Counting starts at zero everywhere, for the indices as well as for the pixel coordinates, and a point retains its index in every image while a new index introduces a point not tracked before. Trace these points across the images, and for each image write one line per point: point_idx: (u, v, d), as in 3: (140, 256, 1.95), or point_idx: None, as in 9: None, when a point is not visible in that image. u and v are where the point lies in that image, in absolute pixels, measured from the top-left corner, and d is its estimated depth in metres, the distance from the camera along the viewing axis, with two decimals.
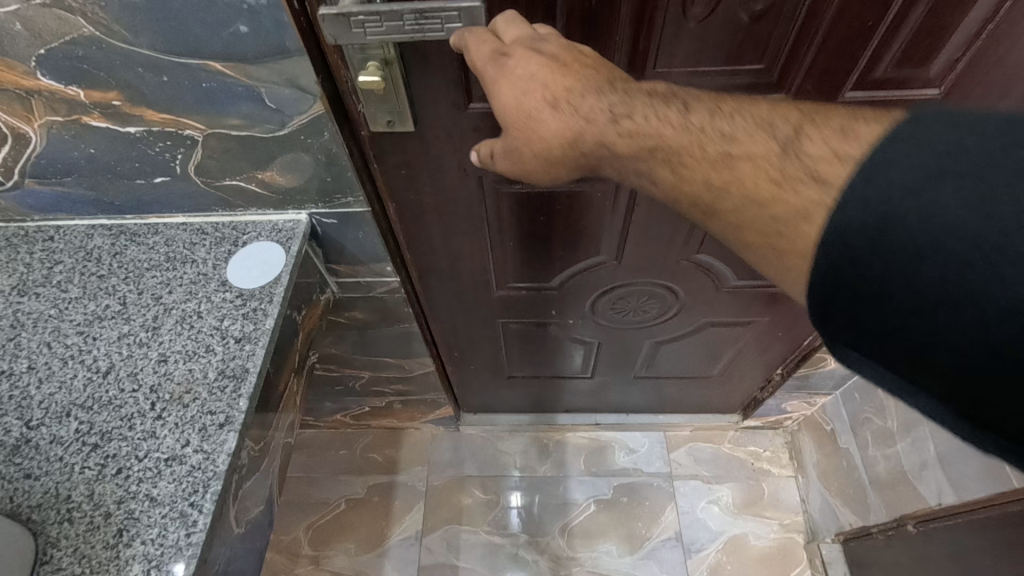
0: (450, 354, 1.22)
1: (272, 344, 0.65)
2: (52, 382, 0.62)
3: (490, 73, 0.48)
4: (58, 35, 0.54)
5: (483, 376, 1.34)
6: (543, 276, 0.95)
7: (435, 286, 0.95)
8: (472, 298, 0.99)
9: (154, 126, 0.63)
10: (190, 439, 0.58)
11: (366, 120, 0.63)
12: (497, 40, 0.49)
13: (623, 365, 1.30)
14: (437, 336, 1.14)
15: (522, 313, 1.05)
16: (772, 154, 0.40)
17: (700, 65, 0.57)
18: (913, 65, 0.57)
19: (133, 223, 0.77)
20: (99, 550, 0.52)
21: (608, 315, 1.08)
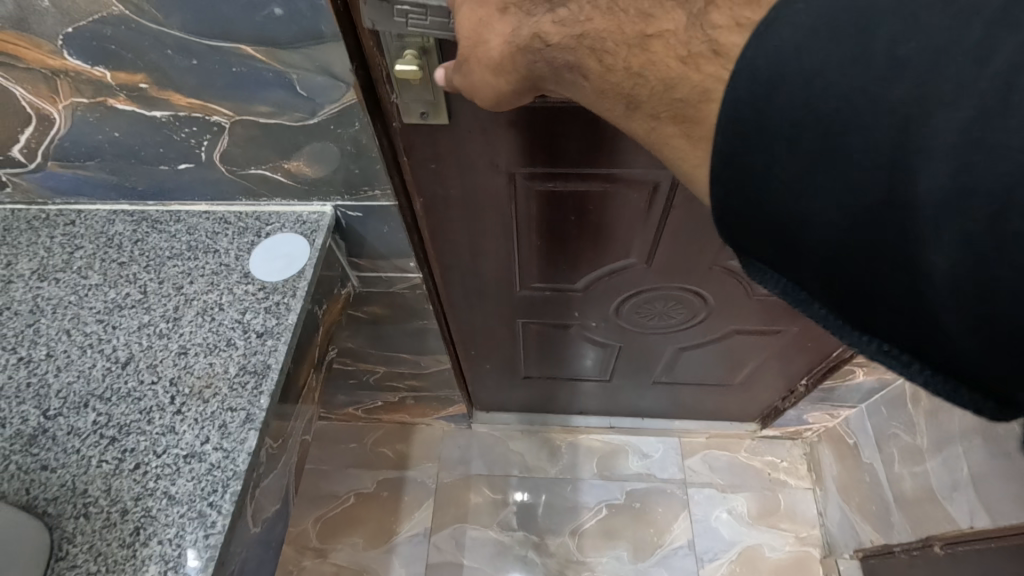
0: (467, 352, 1.20)
1: (295, 339, 0.63)
2: (70, 371, 0.61)
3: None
4: (86, 13, 0.52)
5: (498, 376, 1.32)
6: (569, 278, 0.92)
7: (457, 284, 0.93)
8: (493, 297, 0.97)
9: (180, 111, 0.61)
10: (209, 437, 0.56)
11: (399, 110, 0.60)
12: None
13: (642, 370, 1.27)
14: (455, 334, 1.12)
15: (544, 313, 1.02)
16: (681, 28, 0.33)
17: None
18: None
19: (155, 210, 0.75)
20: (114, 549, 0.50)
21: (632, 319, 1.05)
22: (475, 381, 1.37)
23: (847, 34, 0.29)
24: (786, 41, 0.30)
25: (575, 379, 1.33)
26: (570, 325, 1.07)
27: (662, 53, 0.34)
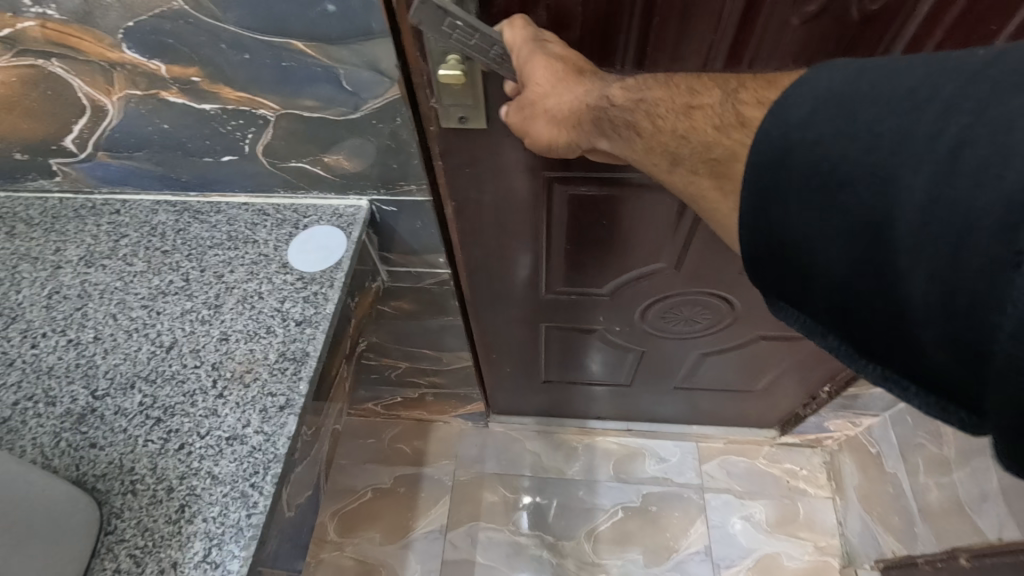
0: (488, 353, 1.21)
1: (332, 329, 0.65)
2: (117, 353, 0.63)
3: (524, 52, 0.49)
4: (148, 8, 0.54)
5: (517, 378, 1.32)
6: (597, 281, 0.92)
7: (484, 284, 0.94)
8: (519, 299, 0.97)
9: (229, 104, 0.63)
10: (251, 420, 0.57)
11: (437, 115, 0.63)
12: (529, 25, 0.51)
13: (662, 375, 1.26)
14: (477, 336, 1.13)
15: (568, 317, 1.03)
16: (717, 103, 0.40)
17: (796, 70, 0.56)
18: None
19: (196, 200, 0.77)
20: (161, 525, 0.51)
21: (656, 324, 1.05)
22: (493, 385, 1.38)
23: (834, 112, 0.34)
24: (792, 116, 0.35)
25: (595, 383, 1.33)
26: (593, 329, 1.07)
27: (701, 120, 0.40)
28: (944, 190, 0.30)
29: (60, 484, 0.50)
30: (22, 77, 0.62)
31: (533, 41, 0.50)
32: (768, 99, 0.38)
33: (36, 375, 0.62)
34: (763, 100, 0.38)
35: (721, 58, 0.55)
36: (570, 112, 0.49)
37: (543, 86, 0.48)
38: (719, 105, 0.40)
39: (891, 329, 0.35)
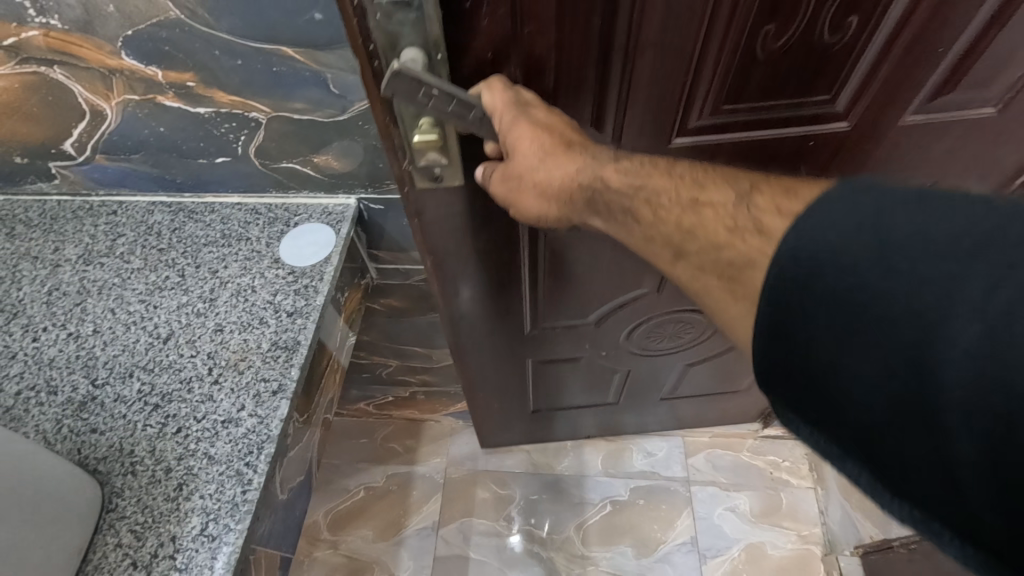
0: (477, 393, 1.19)
1: (322, 319, 0.68)
2: (116, 345, 0.66)
3: (504, 121, 0.46)
4: (146, 17, 0.57)
5: (508, 412, 1.32)
6: (584, 314, 0.93)
7: (473, 330, 0.93)
8: (510, 338, 0.97)
9: (222, 107, 0.66)
10: (245, 404, 0.60)
11: (412, 176, 0.59)
12: (508, 87, 0.47)
13: (649, 389, 1.30)
14: (461, 375, 1.10)
15: (557, 347, 1.04)
16: (729, 202, 0.38)
17: (767, 99, 0.56)
18: (975, 87, 0.57)
19: (190, 201, 0.81)
20: (160, 502, 0.54)
21: (641, 342, 1.07)
22: (482, 423, 1.37)
23: (863, 227, 0.29)
24: (821, 234, 0.30)
25: (586, 403, 1.35)
26: (582, 355, 1.09)
27: (711, 218, 0.38)
28: (1005, 349, 0.24)
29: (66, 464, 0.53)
30: (25, 84, 0.65)
31: (514, 105, 0.47)
32: (786, 208, 0.34)
33: (37, 366, 0.65)
34: (784, 209, 0.35)
35: (695, 94, 0.54)
36: (560, 188, 0.47)
37: (530, 160, 0.46)
38: (732, 204, 0.37)
39: (929, 503, 0.28)
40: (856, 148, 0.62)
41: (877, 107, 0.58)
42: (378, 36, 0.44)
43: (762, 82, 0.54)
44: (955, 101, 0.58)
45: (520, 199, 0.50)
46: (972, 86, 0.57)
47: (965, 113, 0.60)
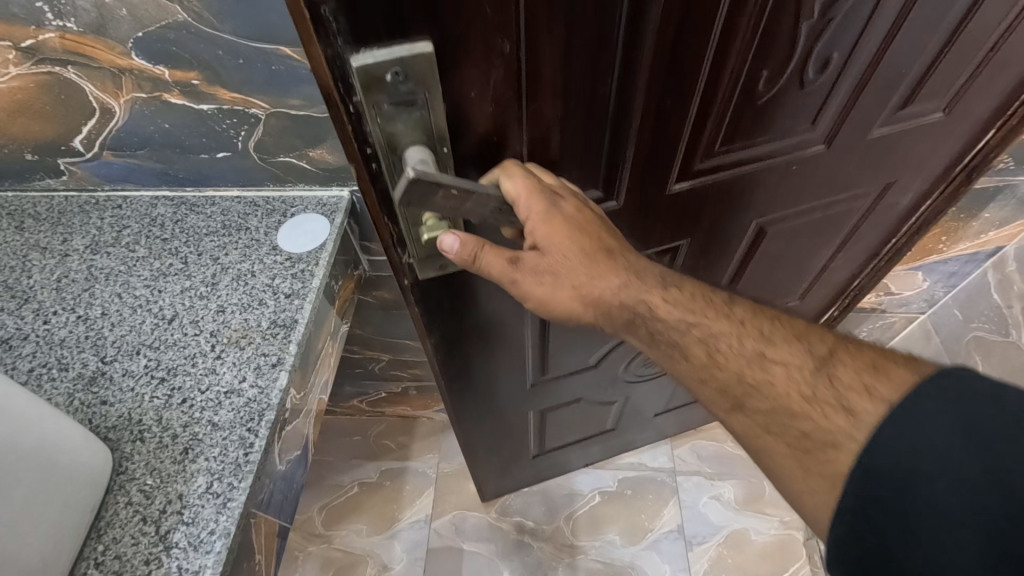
0: (479, 453, 1.17)
1: (318, 300, 0.73)
2: (123, 326, 0.70)
3: (537, 211, 0.48)
4: (156, 20, 0.63)
5: (510, 463, 1.31)
6: (584, 357, 0.96)
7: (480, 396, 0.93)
8: (515, 395, 0.98)
9: (224, 104, 0.72)
10: (246, 376, 0.65)
11: (413, 266, 0.59)
12: (530, 173, 0.50)
13: (640, 412, 1.34)
14: (459, 441, 1.07)
15: (562, 393, 1.05)
16: (806, 365, 0.44)
17: (756, 135, 0.61)
18: (926, 98, 0.65)
19: (192, 195, 0.85)
20: (167, 464, 0.58)
21: (634, 373, 1.11)
22: (482, 479, 1.33)
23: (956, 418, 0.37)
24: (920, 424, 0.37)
25: (580, 440, 1.36)
26: (582, 396, 1.11)
27: (787, 380, 0.44)
28: None
29: (71, 426, 0.55)
30: (39, 83, 0.70)
31: (543, 194, 0.49)
32: (875, 390, 0.40)
33: (48, 345, 0.69)
34: (870, 388, 0.41)
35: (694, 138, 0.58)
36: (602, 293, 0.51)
37: (567, 256, 0.50)
38: (807, 368, 0.43)
39: None
40: (836, 163, 0.69)
41: (848, 127, 0.64)
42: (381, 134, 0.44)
43: (750, 123, 0.59)
44: (911, 111, 0.66)
45: (547, 293, 0.52)
46: (925, 97, 0.64)
47: (919, 119, 0.67)
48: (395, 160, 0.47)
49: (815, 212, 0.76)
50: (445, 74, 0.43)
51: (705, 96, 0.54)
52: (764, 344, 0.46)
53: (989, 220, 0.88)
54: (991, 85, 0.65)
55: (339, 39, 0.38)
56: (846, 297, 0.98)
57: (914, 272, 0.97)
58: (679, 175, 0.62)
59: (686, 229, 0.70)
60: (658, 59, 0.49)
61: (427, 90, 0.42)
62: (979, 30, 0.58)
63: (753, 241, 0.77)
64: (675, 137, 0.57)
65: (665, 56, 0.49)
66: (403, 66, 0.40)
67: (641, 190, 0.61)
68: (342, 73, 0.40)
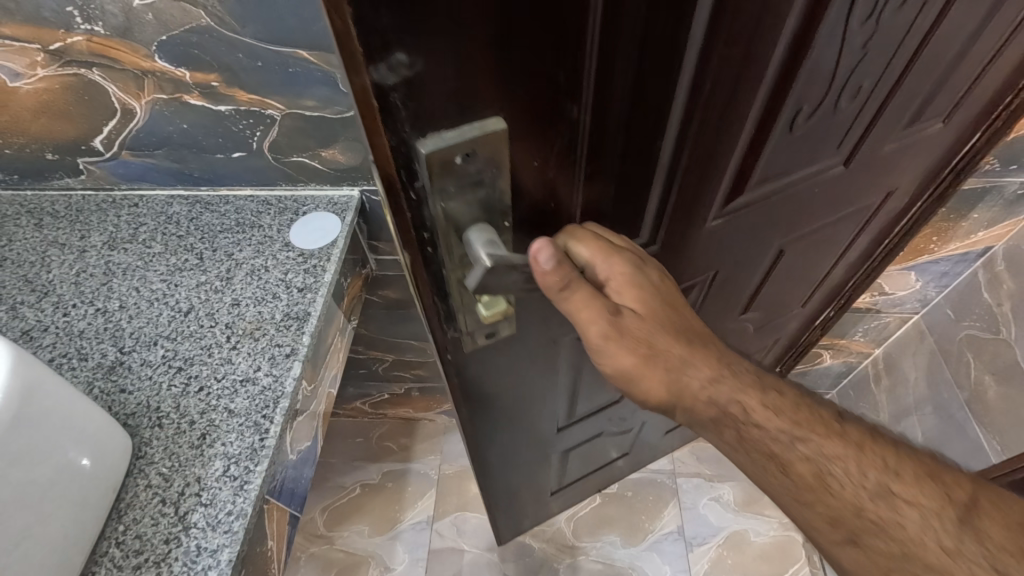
0: (502, 504, 1.12)
1: (330, 294, 0.75)
2: (141, 318, 0.72)
3: (632, 272, 0.46)
4: (179, 24, 0.66)
5: (531, 508, 1.27)
6: (605, 397, 0.95)
7: (509, 452, 0.90)
8: (542, 445, 0.95)
9: (241, 105, 0.75)
10: (261, 365, 0.67)
11: (463, 341, 0.56)
12: (612, 238, 0.48)
13: (648, 436, 1.34)
14: (485, 495, 1.03)
15: (581, 430, 1.01)
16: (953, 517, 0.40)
17: (787, 166, 0.60)
18: (932, 112, 0.65)
19: (206, 194, 0.88)
20: (185, 449, 0.60)
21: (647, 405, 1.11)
22: (502, 528, 1.27)
23: None
24: None
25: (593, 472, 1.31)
26: (603, 431, 1.09)
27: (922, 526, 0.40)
28: None
29: (92, 408, 0.56)
30: (64, 84, 0.73)
31: (631, 256, 0.47)
32: None
33: (69, 337, 0.71)
34: None
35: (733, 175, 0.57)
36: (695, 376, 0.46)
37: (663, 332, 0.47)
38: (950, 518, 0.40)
39: None
40: (852, 180, 0.69)
41: (865, 147, 0.64)
42: (443, 217, 0.41)
43: (782, 157, 0.58)
44: (919, 125, 0.66)
45: (641, 374, 0.47)
46: (933, 111, 0.65)
47: (924, 130, 0.68)
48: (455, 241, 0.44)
49: (827, 226, 0.77)
50: (511, 151, 0.39)
51: (749, 135, 0.53)
52: (892, 478, 0.42)
53: (977, 221, 0.91)
54: (986, 92, 0.67)
55: (405, 125, 0.35)
56: (840, 298, 1.01)
57: (908, 272, 1.00)
58: (717, 212, 0.60)
59: (716, 258, 0.69)
60: (716, 105, 0.46)
61: (496, 168, 0.39)
62: (984, 44, 0.59)
63: (772, 260, 0.77)
64: (720, 174, 0.55)
65: (722, 102, 0.46)
66: (474, 147, 0.37)
67: (682, 232, 0.59)
68: (407, 161, 0.37)
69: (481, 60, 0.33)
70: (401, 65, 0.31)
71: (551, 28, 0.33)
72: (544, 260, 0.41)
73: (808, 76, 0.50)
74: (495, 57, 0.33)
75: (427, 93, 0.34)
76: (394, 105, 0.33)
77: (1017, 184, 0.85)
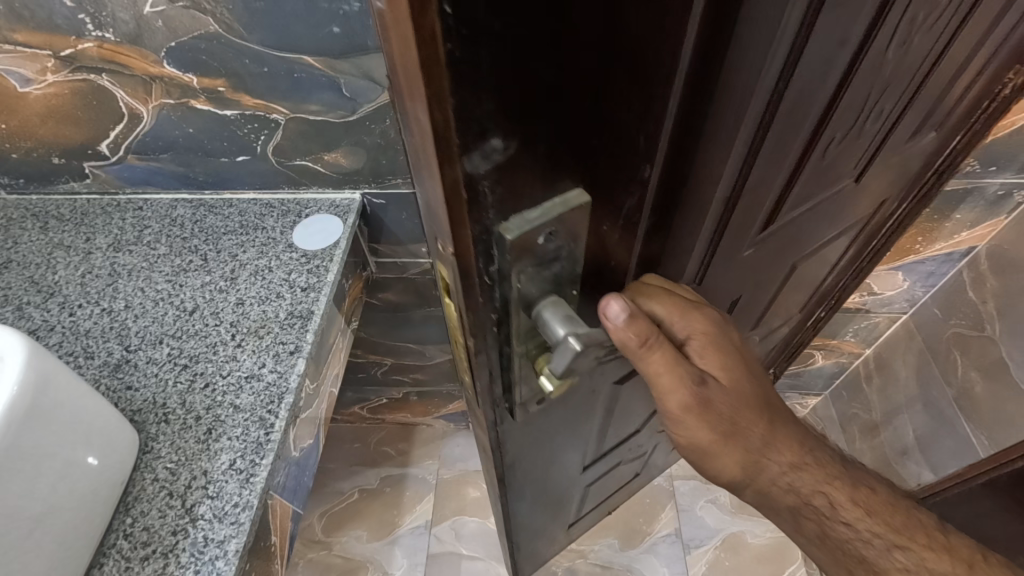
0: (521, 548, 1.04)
1: (332, 293, 0.77)
2: (146, 317, 0.74)
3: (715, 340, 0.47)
4: (189, 31, 0.68)
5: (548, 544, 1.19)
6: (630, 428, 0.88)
7: (534, 499, 0.83)
8: (565, 484, 0.89)
9: (247, 110, 0.77)
10: (266, 362, 0.68)
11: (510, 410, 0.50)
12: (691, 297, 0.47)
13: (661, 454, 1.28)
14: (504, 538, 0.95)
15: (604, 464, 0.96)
16: None
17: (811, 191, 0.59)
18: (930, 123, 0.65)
19: (210, 197, 0.90)
20: (191, 444, 0.61)
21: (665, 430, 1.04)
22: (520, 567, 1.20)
23: None
24: None
25: (613, 493, 1.26)
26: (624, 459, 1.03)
27: None
28: None
29: (101, 402, 0.58)
30: (74, 90, 0.75)
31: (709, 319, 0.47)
32: None
33: (74, 336, 0.72)
34: None
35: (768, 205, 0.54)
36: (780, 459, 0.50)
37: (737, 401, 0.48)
38: None
39: None
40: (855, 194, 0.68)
41: (875, 162, 0.64)
42: (516, 298, 0.37)
43: (808, 183, 0.56)
44: (918, 135, 0.66)
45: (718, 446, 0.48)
46: (930, 122, 0.65)
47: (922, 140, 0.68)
48: (523, 319, 0.40)
49: (834, 237, 0.77)
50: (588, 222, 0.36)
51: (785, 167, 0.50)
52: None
53: (960, 222, 0.93)
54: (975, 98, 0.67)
55: (490, 209, 0.30)
56: (831, 300, 1.03)
57: (895, 272, 1.03)
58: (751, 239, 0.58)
59: (734, 283, 0.67)
60: (768, 138, 0.44)
61: (574, 241, 0.36)
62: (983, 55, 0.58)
63: (786, 274, 0.77)
64: (759, 206, 0.53)
65: (773, 135, 0.44)
66: (557, 225, 0.34)
67: (719, 265, 0.57)
68: (486, 247, 0.33)
69: (568, 137, 0.30)
70: (494, 151, 0.27)
71: (647, 96, 0.30)
72: (616, 315, 0.39)
73: (849, 95, 0.48)
74: (582, 133, 0.30)
75: (516, 177, 0.30)
76: (482, 195, 0.29)
77: (998, 185, 0.87)
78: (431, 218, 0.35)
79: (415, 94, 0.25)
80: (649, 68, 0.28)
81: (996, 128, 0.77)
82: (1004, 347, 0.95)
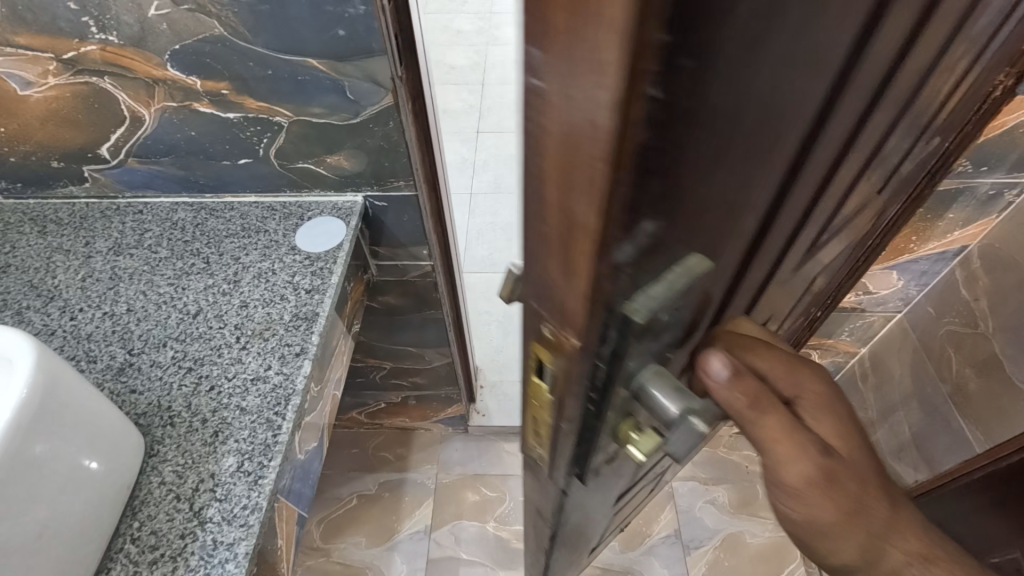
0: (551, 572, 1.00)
1: (337, 295, 0.77)
2: (149, 320, 0.73)
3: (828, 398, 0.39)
4: (193, 33, 0.68)
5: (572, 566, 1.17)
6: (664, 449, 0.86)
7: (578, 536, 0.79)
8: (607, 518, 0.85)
9: (250, 113, 0.77)
10: (272, 364, 0.68)
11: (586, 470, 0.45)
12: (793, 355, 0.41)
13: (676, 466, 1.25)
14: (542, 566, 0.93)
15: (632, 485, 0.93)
16: None
17: (859, 210, 0.58)
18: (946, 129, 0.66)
19: (211, 201, 0.89)
20: (198, 446, 0.61)
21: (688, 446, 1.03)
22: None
23: None
24: None
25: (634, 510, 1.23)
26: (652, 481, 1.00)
27: None
28: None
29: (107, 405, 0.57)
30: (75, 93, 0.74)
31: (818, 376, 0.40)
32: None
33: (76, 340, 0.71)
34: None
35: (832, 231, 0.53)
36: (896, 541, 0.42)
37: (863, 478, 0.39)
38: None
39: None
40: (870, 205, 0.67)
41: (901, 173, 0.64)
42: (620, 373, 0.31)
43: (862, 203, 0.56)
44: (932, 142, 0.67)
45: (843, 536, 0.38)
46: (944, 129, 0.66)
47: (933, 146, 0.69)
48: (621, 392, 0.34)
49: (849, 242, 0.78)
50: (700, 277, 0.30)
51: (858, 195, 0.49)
52: None
53: (953, 221, 0.95)
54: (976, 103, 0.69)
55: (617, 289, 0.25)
56: (828, 300, 1.04)
57: (890, 272, 1.05)
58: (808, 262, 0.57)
59: (771, 317, 0.61)
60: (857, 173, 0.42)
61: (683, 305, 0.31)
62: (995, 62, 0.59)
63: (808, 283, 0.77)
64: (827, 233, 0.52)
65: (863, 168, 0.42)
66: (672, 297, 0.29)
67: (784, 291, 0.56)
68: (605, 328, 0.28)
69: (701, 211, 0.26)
70: (643, 235, 0.23)
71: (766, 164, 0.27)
72: (720, 372, 0.33)
73: (918, 116, 0.47)
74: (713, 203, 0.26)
75: (653, 259, 0.26)
76: (620, 283, 0.25)
77: (989, 185, 0.89)
78: (534, 291, 0.30)
79: (578, 187, 0.21)
80: (787, 144, 0.27)
81: (988, 129, 0.79)
82: (997, 344, 0.97)
